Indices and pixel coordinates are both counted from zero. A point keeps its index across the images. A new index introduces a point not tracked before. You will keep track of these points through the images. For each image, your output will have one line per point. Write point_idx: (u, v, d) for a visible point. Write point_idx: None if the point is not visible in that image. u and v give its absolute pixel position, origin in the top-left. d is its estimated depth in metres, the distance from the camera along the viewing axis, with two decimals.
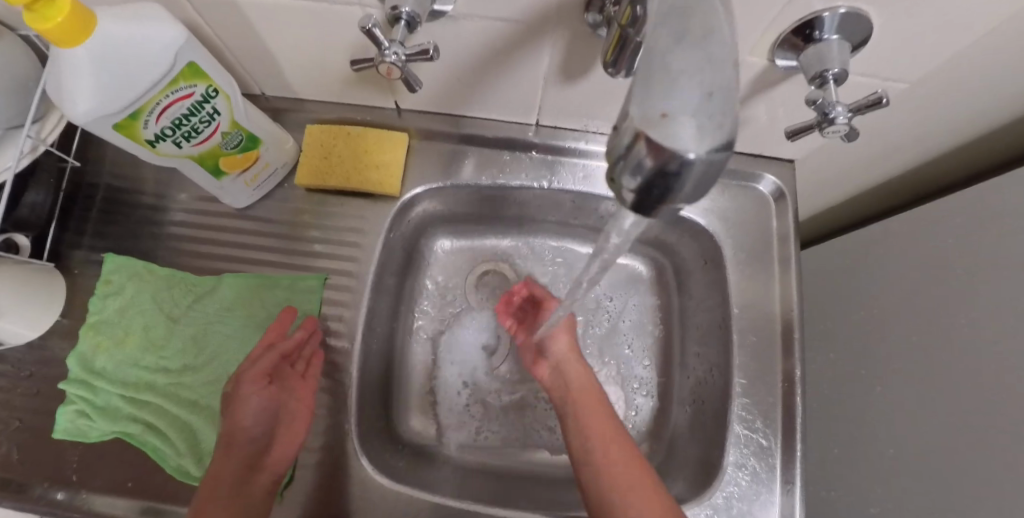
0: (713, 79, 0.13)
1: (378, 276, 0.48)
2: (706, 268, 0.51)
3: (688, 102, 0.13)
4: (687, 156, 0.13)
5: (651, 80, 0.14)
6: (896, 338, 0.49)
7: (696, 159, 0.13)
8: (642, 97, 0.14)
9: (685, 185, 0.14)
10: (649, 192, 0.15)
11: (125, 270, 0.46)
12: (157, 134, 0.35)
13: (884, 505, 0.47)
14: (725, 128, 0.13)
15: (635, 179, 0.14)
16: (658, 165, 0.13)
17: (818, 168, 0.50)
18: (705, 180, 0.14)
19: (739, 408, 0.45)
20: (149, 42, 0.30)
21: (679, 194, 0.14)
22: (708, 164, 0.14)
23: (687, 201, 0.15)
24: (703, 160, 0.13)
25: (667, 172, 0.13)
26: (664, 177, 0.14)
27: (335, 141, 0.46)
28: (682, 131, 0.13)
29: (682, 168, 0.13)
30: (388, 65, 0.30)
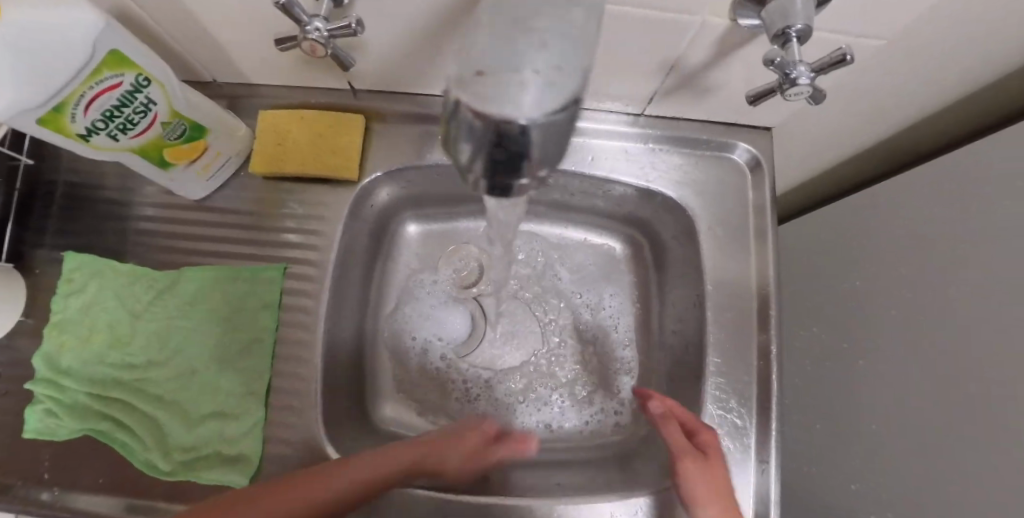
0: (554, 36, 0.14)
1: (341, 263, 0.47)
2: (682, 243, 0.49)
3: (533, 64, 0.14)
4: (523, 120, 0.14)
5: (491, 42, 0.15)
6: (881, 310, 0.47)
7: (531, 123, 0.14)
8: (476, 60, 0.15)
9: (529, 151, 0.15)
10: (498, 169, 0.16)
11: (86, 267, 0.46)
12: (88, 128, 0.34)
13: (864, 479, 0.47)
14: (565, 90, 0.14)
15: (477, 154, 0.15)
16: (490, 132, 0.14)
17: (797, 135, 0.48)
18: (549, 146, 0.15)
19: (714, 387, 0.44)
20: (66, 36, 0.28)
21: (527, 164, 0.16)
22: (548, 129, 0.15)
23: (545, 168, 0.16)
24: (538, 124, 0.14)
25: (507, 139, 0.14)
26: (506, 147, 0.15)
27: (289, 126, 0.44)
28: (517, 96, 0.14)
29: (521, 136, 0.14)
30: (311, 43, 0.29)
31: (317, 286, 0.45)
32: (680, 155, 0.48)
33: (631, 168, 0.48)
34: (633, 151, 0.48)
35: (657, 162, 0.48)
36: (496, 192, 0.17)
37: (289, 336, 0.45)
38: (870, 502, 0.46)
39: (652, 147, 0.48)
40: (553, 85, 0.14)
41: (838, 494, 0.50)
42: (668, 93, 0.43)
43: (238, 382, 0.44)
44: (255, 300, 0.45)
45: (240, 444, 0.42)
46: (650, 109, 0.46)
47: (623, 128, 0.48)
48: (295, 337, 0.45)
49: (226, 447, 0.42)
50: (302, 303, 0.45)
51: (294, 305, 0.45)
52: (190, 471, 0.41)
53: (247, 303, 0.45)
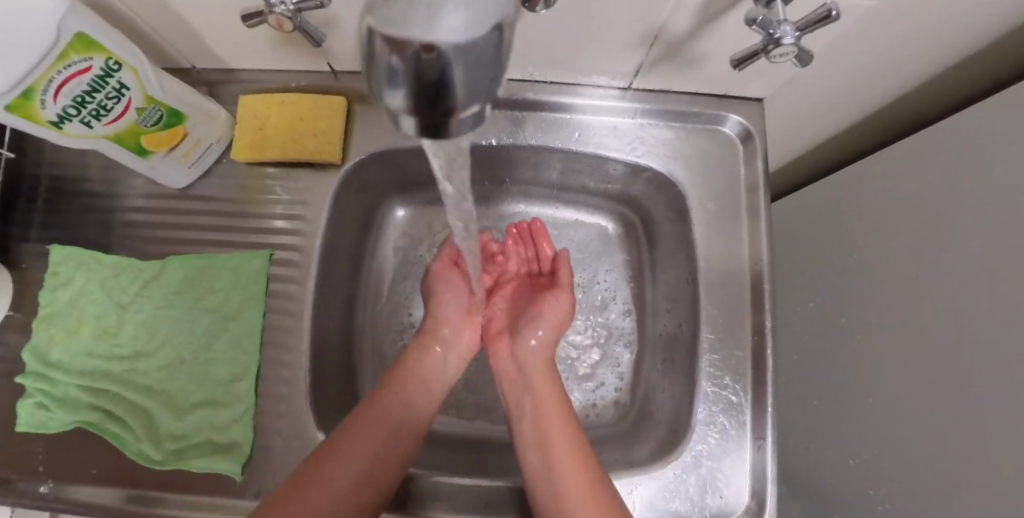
0: None
1: (327, 249, 0.46)
2: (673, 220, 0.49)
3: None
4: (442, 46, 0.11)
5: None
6: (878, 283, 0.46)
7: (452, 50, 0.11)
8: None
9: (454, 84, 0.12)
10: (424, 107, 0.13)
11: (72, 260, 0.45)
12: (60, 114, 0.33)
13: (862, 454, 0.46)
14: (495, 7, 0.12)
15: (398, 92, 0.13)
16: (408, 65, 0.12)
17: (788, 106, 0.47)
18: (477, 76, 0.13)
19: (707, 364, 0.44)
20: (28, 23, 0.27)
21: (455, 99, 0.13)
22: (474, 57, 0.12)
23: (475, 106, 0.14)
24: (462, 49, 0.11)
25: (427, 72, 0.12)
26: (426, 82, 0.12)
27: (269, 110, 0.44)
28: (435, 16, 0.11)
29: (442, 66, 0.12)
30: (277, 17, 0.28)
31: (303, 272, 0.45)
32: (670, 129, 0.47)
33: (619, 143, 0.47)
34: (621, 126, 0.47)
35: (645, 136, 0.47)
36: (427, 136, 0.15)
37: (277, 323, 0.44)
38: (869, 478, 0.45)
39: (640, 121, 0.47)
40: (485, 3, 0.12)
41: (836, 470, 0.49)
42: (654, 65, 0.42)
43: (227, 370, 0.43)
44: (242, 288, 0.45)
45: (231, 432, 0.42)
46: (637, 82, 0.45)
47: (610, 103, 0.47)
48: (283, 325, 0.44)
49: (217, 435, 0.42)
50: (288, 290, 0.45)
51: (281, 293, 0.45)
52: (181, 459, 0.41)
53: (233, 291, 0.45)
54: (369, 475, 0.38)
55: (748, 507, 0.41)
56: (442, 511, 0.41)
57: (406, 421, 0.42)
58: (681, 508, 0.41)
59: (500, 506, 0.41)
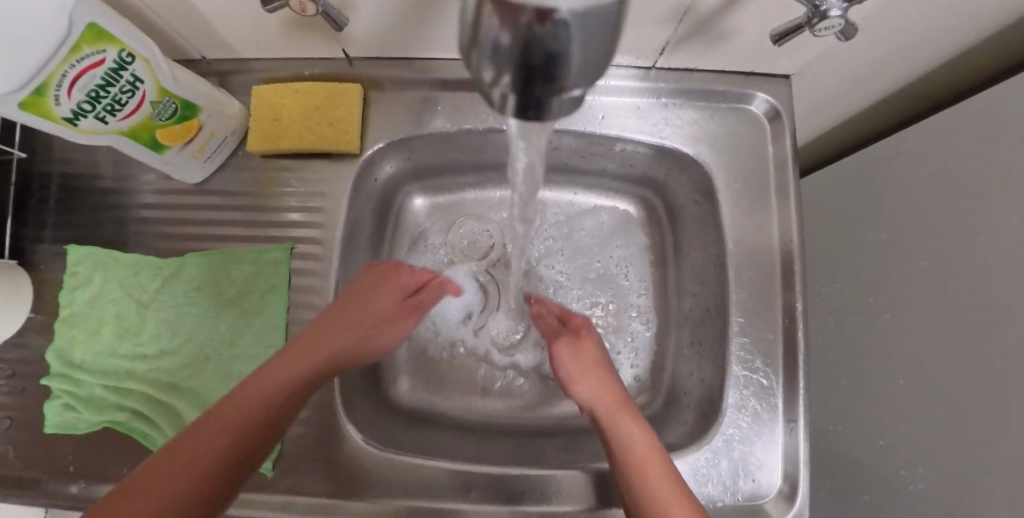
0: None
1: (348, 242, 0.45)
2: (700, 202, 0.48)
3: None
4: (559, 15, 0.12)
5: None
6: (909, 262, 0.45)
7: (571, 18, 0.12)
8: None
9: (564, 61, 0.13)
10: (528, 82, 0.14)
11: (89, 259, 0.45)
12: (74, 110, 0.32)
13: (893, 435, 0.46)
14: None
15: (502, 68, 0.14)
16: (519, 32, 0.12)
17: (816, 82, 0.45)
18: (591, 54, 0.13)
19: (737, 348, 0.43)
20: (43, 16, 0.26)
21: (561, 78, 0.14)
22: (592, 28, 0.13)
23: (579, 86, 0.15)
24: (579, 20, 0.12)
25: (540, 45, 0.12)
26: (535, 56, 0.13)
27: (283, 100, 0.43)
28: None
29: (555, 39, 0.12)
30: None
31: (324, 265, 0.44)
32: (694, 109, 0.46)
33: (643, 125, 0.46)
34: (644, 107, 0.46)
35: (669, 117, 0.46)
36: (522, 114, 0.16)
37: (300, 318, 0.44)
38: (902, 458, 0.45)
39: (663, 102, 0.46)
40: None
41: (866, 449, 0.49)
42: (681, 42, 0.40)
43: (251, 367, 0.43)
44: (262, 283, 0.44)
45: None
46: (661, 61, 0.44)
47: (633, 83, 0.45)
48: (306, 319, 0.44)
49: None
50: (310, 284, 0.44)
51: (302, 287, 0.44)
52: None
53: (254, 287, 0.44)
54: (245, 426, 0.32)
55: (782, 490, 0.41)
56: (474, 501, 0.41)
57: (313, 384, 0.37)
58: (713, 492, 0.41)
59: (531, 498, 0.41)
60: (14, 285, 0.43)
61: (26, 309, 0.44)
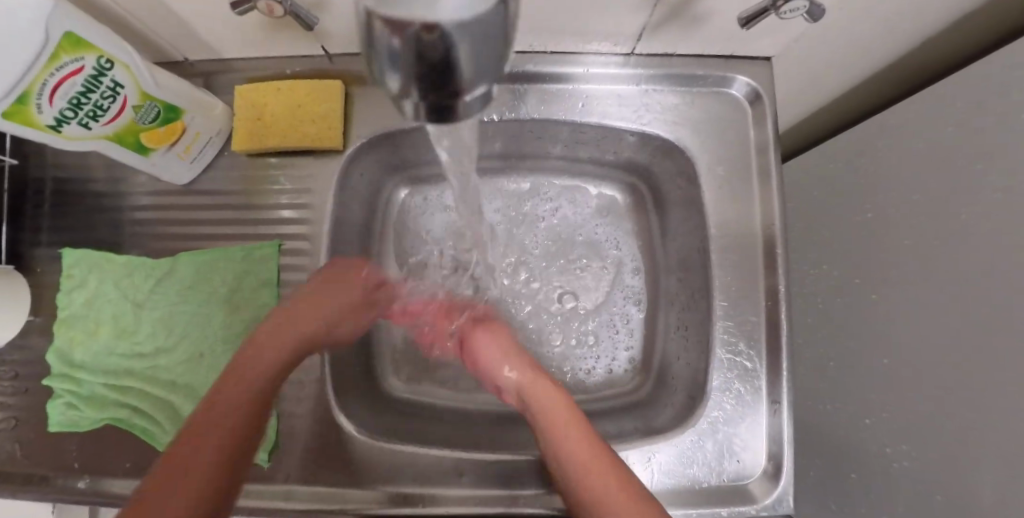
0: None
1: (336, 237, 0.46)
2: (684, 188, 0.48)
3: None
4: (443, 27, 0.13)
5: None
6: (893, 242, 0.45)
7: (454, 26, 0.13)
8: None
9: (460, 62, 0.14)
10: (427, 82, 0.15)
11: (85, 261, 0.46)
12: (57, 118, 0.32)
13: (879, 413, 0.46)
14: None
15: (401, 73, 0.14)
16: (409, 43, 0.13)
17: (797, 63, 0.45)
18: (485, 55, 0.14)
19: (722, 331, 0.44)
20: (17, 24, 0.26)
21: (459, 80, 0.15)
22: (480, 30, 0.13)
23: (480, 81, 0.15)
24: (463, 26, 0.13)
25: (430, 51, 0.13)
26: (429, 62, 0.14)
27: (266, 98, 0.43)
28: None
29: (444, 44, 0.13)
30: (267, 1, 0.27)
31: (313, 261, 0.45)
32: (676, 94, 0.46)
33: (624, 112, 0.46)
34: (625, 94, 0.46)
35: (651, 103, 0.46)
36: (433, 115, 0.16)
37: None
38: (886, 435, 0.45)
39: (644, 88, 0.46)
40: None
41: (853, 428, 0.50)
42: (658, 27, 0.40)
43: None
44: (253, 279, 0.45)
45: None
46: (641, 47, 0.44)
47: (614, 70, 0.45)
48: None
49: None
50: (300, 279, 0.45)
51: (293, 282, 0.45)
52: None
53: (246, 283, 0.45)
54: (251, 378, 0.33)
55: (766, 470, 0.42)
56: (466, 485, 0.42)
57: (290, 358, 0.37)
58: (699, 473, 0.42)
59: (525, 481, 0.42)
60: (16, 287, 0.44)
61: (26, 312, 0.45)
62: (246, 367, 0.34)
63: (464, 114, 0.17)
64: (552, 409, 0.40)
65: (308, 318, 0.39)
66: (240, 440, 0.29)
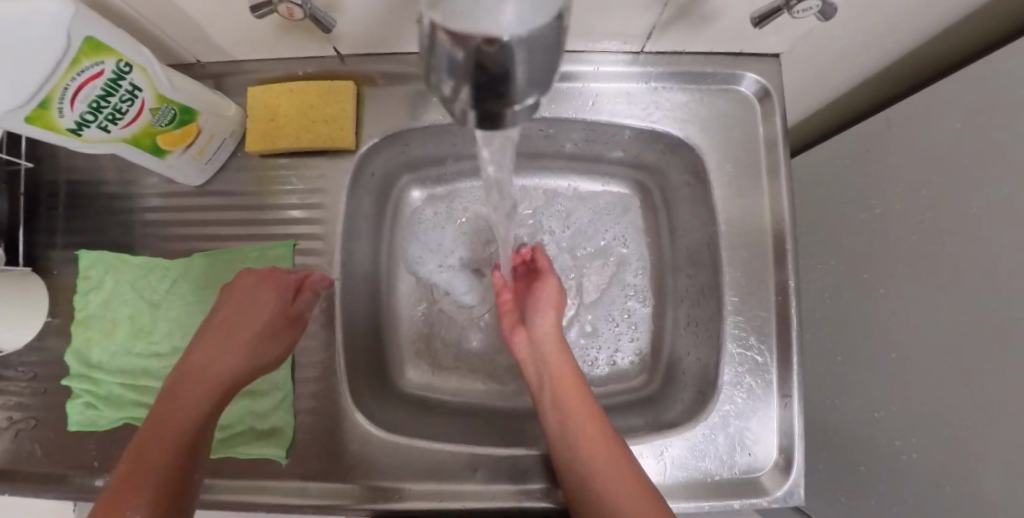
0: None
1: (348, 237, 0.47)
2: (693, 185, 0.48)
3: None
4: (503, 41, 0.14)
5: None
6: (901, 237, 0.45)
7: (513, 42, 0.14)
8: None
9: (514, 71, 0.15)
10: (480, 89, 0.16)
11: (100, 263, 0.46)
12: (78, 121, 0.33)
13: (887, 406, 0.47)
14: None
15: (460, 81, 0.16)
16: (470, 52, 0.15)
17: (805, 60, 0.46)
18: (536, 69, 0.16)
19: (732, 326, 0.44)
20: (40, 29, 0.27)
21: (510, 90, 0.16)
22: (535, 47, 0.15)
23: (530, 92, 0.17)
24: (522, 42, 0.15)
25: (489, 61, 0.15)
26: (487, 74, 0.16)
27: (279, 100, 0.44)
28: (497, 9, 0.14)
29: (503, 56, 0.15)
30: (287, 5, 0.28)
31: (327, 260, 0.46)
32: (685, 91, 0.46)
33: (633, 110, 0.46)
34: (635, 92, 0.46)
35: (659, 100, 0.46)
36: (483, 122, 0.18)
37: None
38: (895, 428, 0.46)
39: (653, 85, 0.46)
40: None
41: (861, 421, 0.50)
42: (668, 26, 0.41)
43: None
44: None
45: (272, 418, 0.43)
46: (650, 45, 0.44)
47: (624, 68, 0.46)
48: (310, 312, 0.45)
49: (258, 421, 0.44)
50: None
51: None
52: (228, 447, 0.43)
53: None
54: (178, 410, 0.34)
55: (777, 462, 0.42)
56: (481, 480, 0.42)
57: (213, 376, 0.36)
58: (710, 466, 0.42)
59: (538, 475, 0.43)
60: (34, 291, 0.45)
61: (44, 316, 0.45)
62: (167, 417, 0.33)
63: (509, 124, 0.19)
64: (572, 395, 0.40)
65: (214, 356, 0.37)
66: (170, 470, 0.32)
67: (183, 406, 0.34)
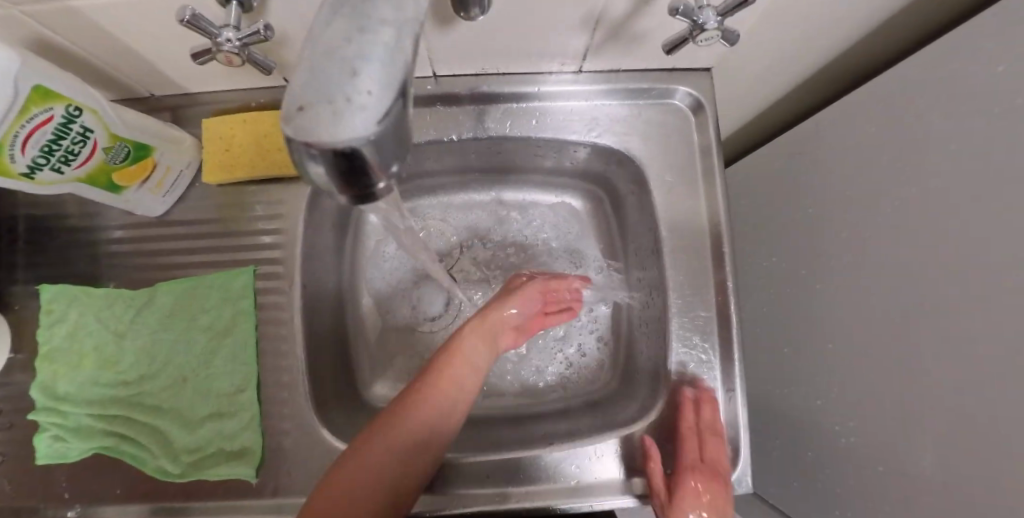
0: (366, 52, 0.14)
1: (309, 258, 0.48)
2: (637, 193, 0.51)
3: (353, 85, 0.14)
4: (351, 141, 0.14)
5: (314, 75, 0.14)
6: (831, 234, 0.49)
7: (359, 140, 0.14)
8: (296, 89, 0.14)
9: (370, 164, 0.16)
10: (345, 178, 0.16)
11: (63, 296, 0.47)
12: (30, 166, 0.34)
13: (827, 393, 0.50)
14: (392, 90, 0.15)
15: (321, 171, 0.15)
16: (325, 152, 0.14)
17: (734, 72, 0.49)
18: (386, 148, 0.16)
19: (678, 326, 0.47)
20: None
21: (370, 171, 0.16)
22: (383, 135, 0.15)
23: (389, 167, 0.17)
24: (369, 137, 0.14)
25: (341, 156, 0.15)
26: (344, 165, 0.15)
27: (233, 129, 0.45)
28: (339, 119, 0.14)
29: (352, 151, 0.15)
30: (226, 53, 0.29)
31: (288, 282, 0.47)
32: (625, 108, 0.49)
33: (577, 126, 0.49)
34: (577, 109, 0.49)
35: (601, 117, 0.49)
36: (356, 200, 0.18)
37: (270, 333, 0.47)
38: (836, 415, 0.49)
39: (594, 102, 0.49)
40: (382, 89, 0.14)
41: (806, 409, 0.53)
42: (601, 48, 0.43)
43: (229, 383, 0.46)
44: (230, 304, 0.47)
45: (241, 439, 0.44)
46: (588, 65, 0.46)
47: (565, 87, 0.48)
48: (275, 334, 0.47)
49: (228, 443, 0.45)
50: (276, 301, 0.47)
51: (269, 304, 0.47)
52: (199, 470, 0.44)
53: (223, 308, 0.47)
54: (450, 404, 0.44)
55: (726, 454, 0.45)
56: (448, 487, 0.44)
57: (473, 379, 0.46)
58: None
59: (521, 478, 0.44)
60: None
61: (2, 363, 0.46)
62: (440, 408, 0.43)
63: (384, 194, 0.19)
64: None
65: (477, 363, 0.47)
66: (426, 451, 0.41)
67: (451, 402, 0.44)
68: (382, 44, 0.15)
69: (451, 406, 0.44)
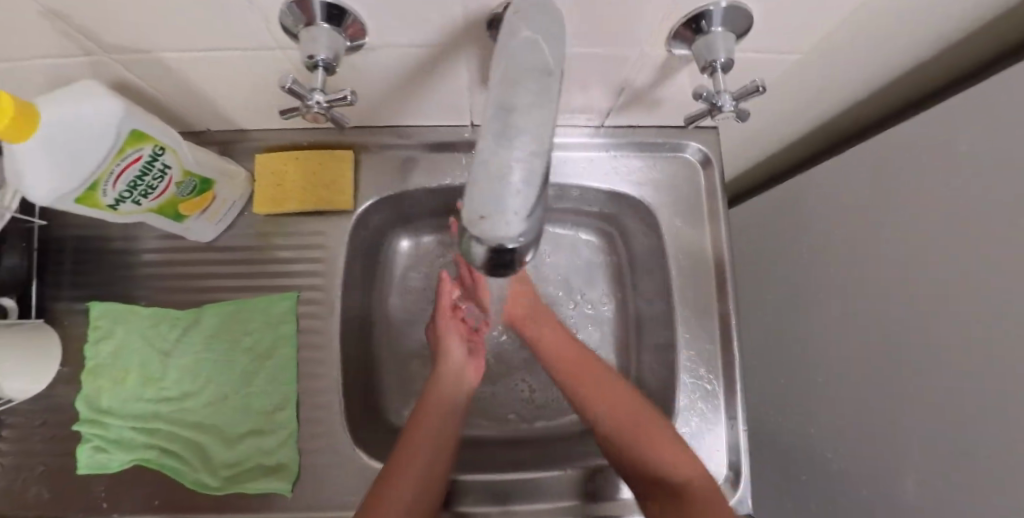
0: (524, 166, 0.16)
1: (347, 285, 0.52)
2: (648, 236, 0.56)
3: (515, 196, 0.16)
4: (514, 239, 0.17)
5: (481, 187, 0.16)
6: (825, 280, 0.54)
7: (518, 236, 0.17)
8: (469, 198, 0.17)
9: (522, 248, 0.18)
10: (499, 258, 0.19)
11: (111, 314, 0.50)
12: (116, 198, 0.38)
13: (820, 424, 0.55)
14: (538, 191, 0.17)
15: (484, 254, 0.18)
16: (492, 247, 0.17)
17: (738, 131, 0.55)
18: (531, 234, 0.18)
19: (685, 359, 0.51)
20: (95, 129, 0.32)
21: (519, 253, 0.19)
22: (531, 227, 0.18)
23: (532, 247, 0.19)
24: (525, 232, 0.17)
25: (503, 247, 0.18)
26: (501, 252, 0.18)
27: (285, 166, 0.50)
28: (503, 225, 0.16)
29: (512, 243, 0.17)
30: (313, 113, 0.34)
31: (327, 308, 0.51)
32: (640, 160, 0.55)
33: (597, 173, 0.54)
34: (596, 159, 0.54)
35: (619, 166, 0.54)
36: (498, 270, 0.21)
37: (308, 355, 0.50)
38: (828, 443, 0.54)
39: (612, 153, 0.54)
40: (529, 191, 0.16)
41: (800, 437, 0.58)
42: (623, 108, 0.49)
43: (268, 402, 0.49)
44: (271, 327, 0.50)
45: (278, 455, 0.47)
46: (609, 121, 0.52)
47: (585, 139, 0.54)
48: (312, 356, 0.50)
49: (266, 458, 0.47)
50: (314, 325, 0.50)
51: (307, 328, 0.50)
52: (237, 483, 0.46)
53: (264, 331, 0.50)
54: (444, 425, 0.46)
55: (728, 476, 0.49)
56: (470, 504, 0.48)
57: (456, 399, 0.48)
58: None
59: (534, 496, 0.48)
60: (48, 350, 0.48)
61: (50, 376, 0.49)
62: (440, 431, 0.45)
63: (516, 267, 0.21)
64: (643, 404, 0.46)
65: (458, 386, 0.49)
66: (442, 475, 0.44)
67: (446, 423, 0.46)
68: (526, 151, 0.16)
69: (448, 428, 0.46)
